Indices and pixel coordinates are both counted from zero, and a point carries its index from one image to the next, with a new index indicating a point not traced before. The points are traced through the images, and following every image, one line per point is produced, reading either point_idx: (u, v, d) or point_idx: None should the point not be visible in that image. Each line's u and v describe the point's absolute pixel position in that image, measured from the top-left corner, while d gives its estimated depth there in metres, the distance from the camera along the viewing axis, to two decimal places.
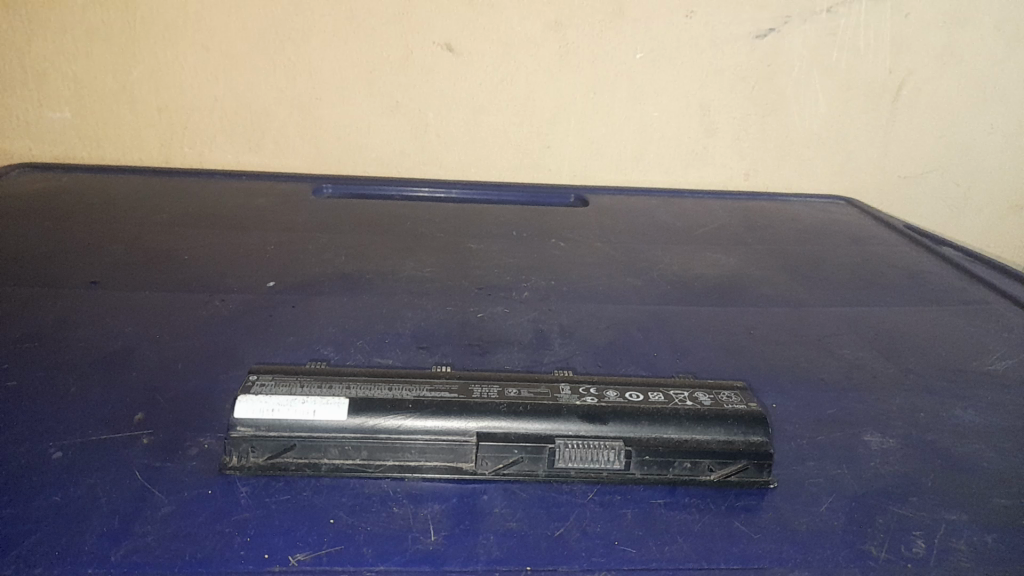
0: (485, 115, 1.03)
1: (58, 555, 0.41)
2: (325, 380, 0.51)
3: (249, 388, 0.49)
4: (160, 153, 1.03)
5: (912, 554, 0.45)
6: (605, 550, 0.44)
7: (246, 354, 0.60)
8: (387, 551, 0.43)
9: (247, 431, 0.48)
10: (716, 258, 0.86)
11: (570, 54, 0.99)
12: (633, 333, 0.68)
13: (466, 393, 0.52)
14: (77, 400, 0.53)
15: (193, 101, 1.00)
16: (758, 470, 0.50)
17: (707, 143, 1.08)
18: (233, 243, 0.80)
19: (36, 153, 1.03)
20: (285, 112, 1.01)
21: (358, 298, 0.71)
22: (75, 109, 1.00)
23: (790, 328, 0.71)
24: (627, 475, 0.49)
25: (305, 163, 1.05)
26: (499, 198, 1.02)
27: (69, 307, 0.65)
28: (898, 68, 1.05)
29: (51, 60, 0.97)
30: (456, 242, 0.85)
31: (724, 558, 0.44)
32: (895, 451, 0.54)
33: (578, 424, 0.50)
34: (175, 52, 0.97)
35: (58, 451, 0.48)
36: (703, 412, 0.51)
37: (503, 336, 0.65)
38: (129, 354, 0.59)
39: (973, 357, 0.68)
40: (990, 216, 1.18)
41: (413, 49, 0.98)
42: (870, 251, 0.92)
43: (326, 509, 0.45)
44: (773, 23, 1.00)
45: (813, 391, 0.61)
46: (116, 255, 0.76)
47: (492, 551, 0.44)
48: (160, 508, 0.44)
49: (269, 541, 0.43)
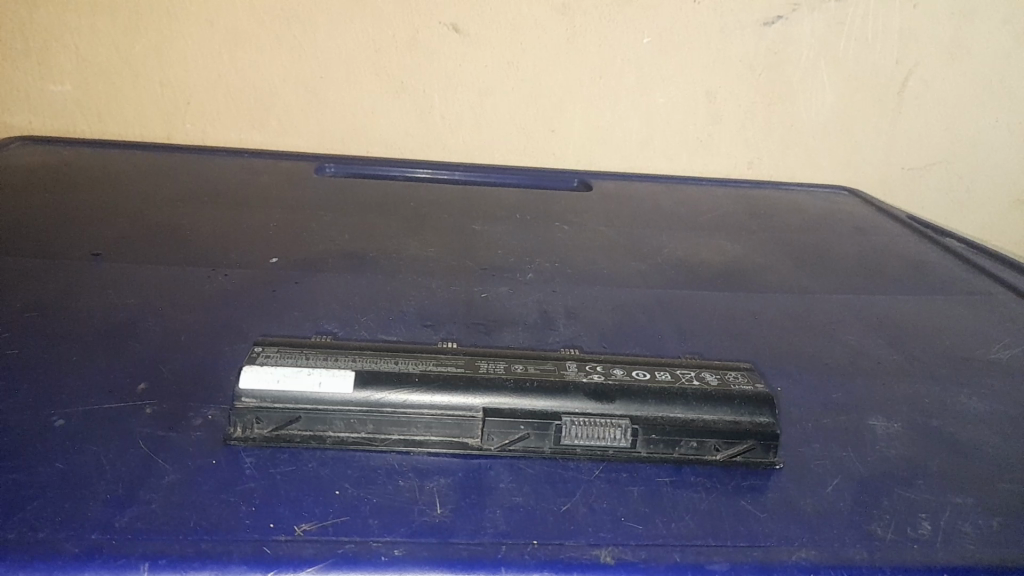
0: (490, 97, 1.02)
1: (63, 520, 0.41)
2: (331, 353, 0.51)
3: (255, 359, 0.49)
4: (162, 130, 1.02)
5: (918, 536, 0.45)
6: (612, 526, 0.44)
7: (250, 328, 0.60)
8: (393, 522, 0.43)
9: (252, 402, 0.47)
10: (721, 245, 0.86)
11: (578, 39, 0.99)
12: (638, 316, 0.67)
13: (472, 368, 0.51)
14: (81, 368, 0.52)
15: (197, 77, 0.99)
16: (764, 451, 0.50)
17: (712, 131, 1.07)
18: (235, 220, 0.80)
19: (37, 126, 1.02)
20: (290, 90, 1.00)
21: (363, 277, 0.70)
22: (77, 83, 0.99)
23: (794, 315, 0.70)
24: (633, 453, 0.49)
25: (307, 142, 1.04)
26: (503, 182, 1.01)
27: (71, 278, 0.64)
28: (906, 59, 1.05)
29: (54, 32, 0.96)
30: (460, 224, 0.85)
31: (730, 536, 0.44)
32: (901, 436, 0.54)
33: (585, 401, 0.50)
34: (180, 27, 0.96)
35: (61, 419, 0.48)
36: (710, 391, 0.51)
37: (509, 316, 0.65)
38: (132, 325, 0.58)
39: (978, 347, 0.68)
40: (992, 211, 1.18)
41: (419, 29, 0.97)
42: (874, 242, 0.91)
43: (332, 480, 0.45)
44: (782, 11, 1.00)
45: (818, 375, 0.61)
46: (118, 228, 0.75)
47: (499, 524, 0.43)
48: (165, 476, 0.44)
49: (276, 511, 0.43)
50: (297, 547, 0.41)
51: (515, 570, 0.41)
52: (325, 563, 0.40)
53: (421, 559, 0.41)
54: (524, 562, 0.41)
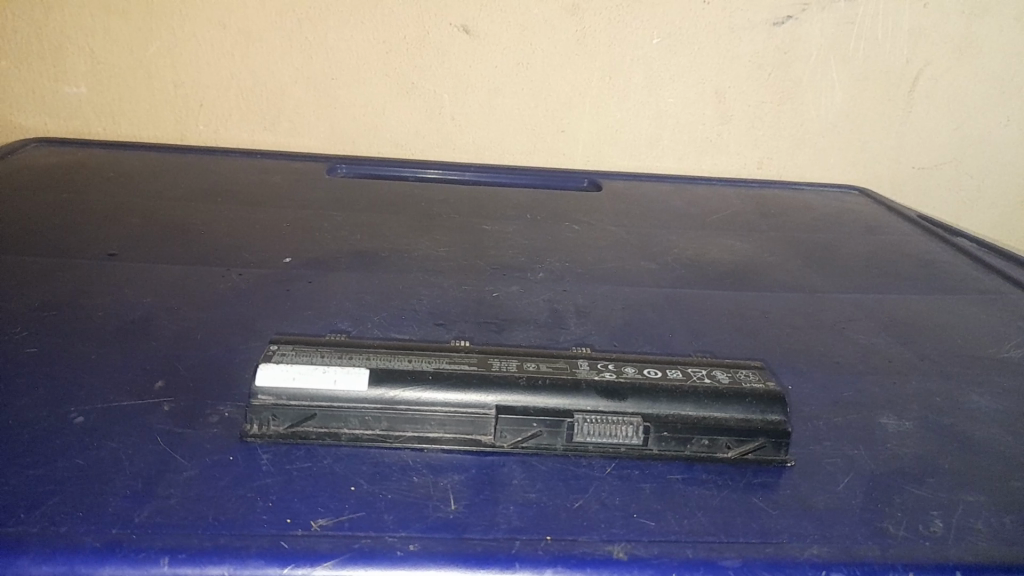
0: (499, 98, 1.02)
1: (83, 514, 0.41)
2: (345, 351, 0.51)
3: (270, 357, 0.49)
4: (174, 131, 1.03)
5: (930, 533, 0.46)
6: (624, 522, 0.44)
7: (264, 327, 0.60)
8: (408, 518, 0.43)
9: (268, 399, 0.48)
10: (731, 244, 0.86)
11: (587, 39, 0.99)
12: (648, 314, 0.67)
13: (485, 366, 0.52)
14: (98, 366, 0.53)
15: (209, 79, 1.00)
16: (775, 449, 0.50)
17: (721, 130, 1.07)
18: (248, 219, 0.81)
19: (52, 127, 1.03)
20: (301, 91, 1.01)
21: (374, 276, 0.71)
22: (91, 84, 1.00)
23: (805, 314, 0.70)
24: (645, 450, 0.49)
25: (318, 142, 1.05)
26: (512, 181, 1.01)
27: (87, 277, 0.65)
28: (915, 57, 1.05)
29: (69, 35, 0.97)
30: (470, 224, 0.85)
31: (742, 532, 0.45)
32: (912, 433, 0.54)
33: (597, 399, 0.50)
34: (192, 29, 0.97)
35: (80, 416, 0.48)
36: (721, 389, 0.51)
37: (520, 314, 0.66)
38: (148, 324, 0.59)
39: (988, 345, 0.67)
40: (1003, 210, 1.18)
41: (429, 30, 0.98)
42: (884, 240, 0.91)
43: (347, 476, 0.46)
44: (791, 11, 1.00)
45: (829, 374, 0.61)
46: (133, 228, 0.76)
47: (513, 520, 0.44)
48: (183, 472, 0.45)
49: (292, 506, 0.43)
50: (314, 542, 0.41)
51: (528, 565, 0.41)
52: (341, 557, 0.41)
53: (436, 554, 0.41)
54: (537, 558, 0.42)
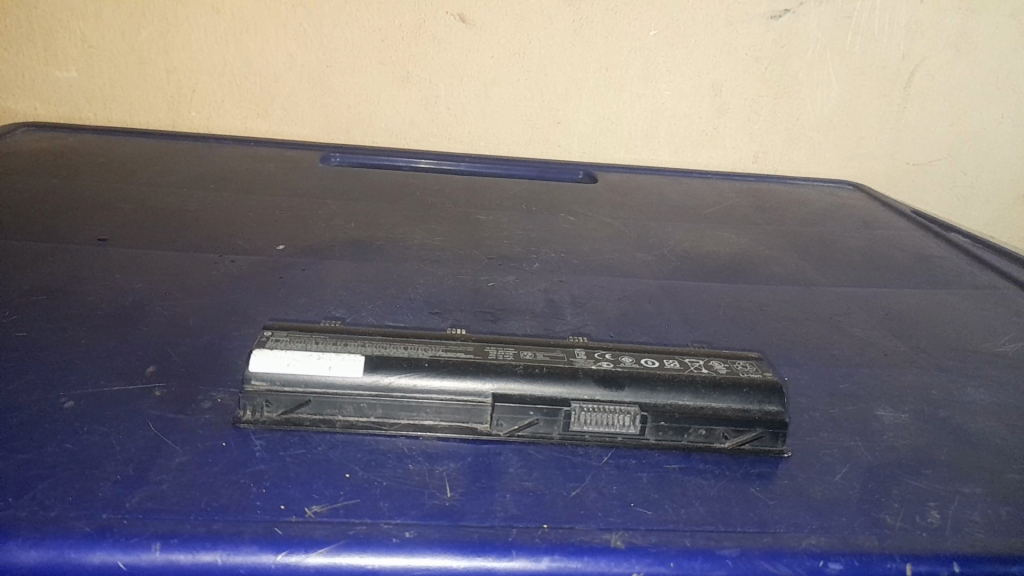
0: (496, 88, 1.02)
1: (73, 499, 0.41)
2: (340, 338, 0.51)
3: (264, 342, 0.49)
4: (167, 117, 1.02)
5: (927, 524, 0.45)
6: (622, 511, 0.44)
7: (258, 314, 0.60)
8: (405, 505, 0.43)
9: (262, 385, 0.47)
10: (727, 237, 0.86)
11: (585, 30, 0.98)
12: (645, 306, 0.67)
13: (482, 354, 0.51)
14: (89, 351, 0.52)
15: (203, 65, 0.99)
16: (773, 439, 0.50)
17: (718, 124, 1.07)
18: (241, 207, 0.80)
19: (42, 112, 1.01)
20: (296, 78, 1.00)
21: (369, 264, 0.70)
22: (83, 69, 0.99)
23: (801, 306, 0.70)
24: (642, 440, 0.49)
25: (312, 131, 1.04)
26: (508, 172, 1.00)
27: (77, 263, 0.64)
28: (911, 53, 1.05)
29: (60, 19, 0.96)
30: (466, 214, 0.85)
31: (740, 522, 0.44)
32: (909, 426, 0.54)
33: (594, 388, 0.49)
34: (186, 14, 0.96)
35: (71, 400, 0.47)
36: (719, 379, 0.51)
37: (516, 304, 0.65)
38: (140, 309, 0.58)
39: (983, 339, 0.68)
40: (995, 207, 1.19)
41: (426, 18, 0.97)
42: (879, 235, 0.91)
43: (342, 463, 0.45)
44: (789, 4, 0.99)
45: (825, 365, 0.61)
46: (124, 214, 0.75)
47: (510, 508, 0.44)
48: (176, 457, 0.44)
49: (287, 493, 0.43)
50: (308, 529, 0.41)
51: (525, 553, 0.41)
52: (337, 543, 0.40)
53: (432, 541, 0.41)
54: (534, 546, 0.41)
